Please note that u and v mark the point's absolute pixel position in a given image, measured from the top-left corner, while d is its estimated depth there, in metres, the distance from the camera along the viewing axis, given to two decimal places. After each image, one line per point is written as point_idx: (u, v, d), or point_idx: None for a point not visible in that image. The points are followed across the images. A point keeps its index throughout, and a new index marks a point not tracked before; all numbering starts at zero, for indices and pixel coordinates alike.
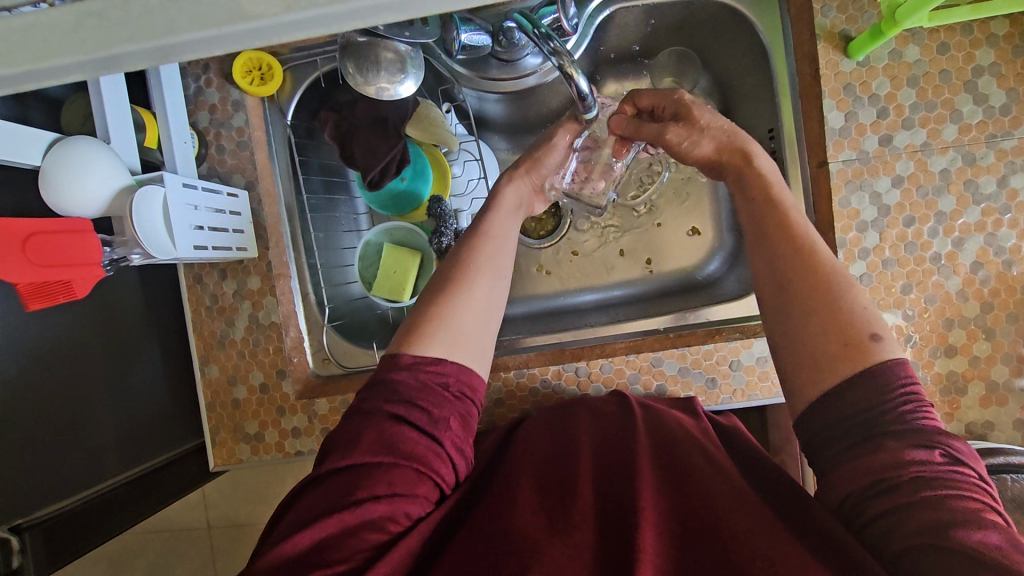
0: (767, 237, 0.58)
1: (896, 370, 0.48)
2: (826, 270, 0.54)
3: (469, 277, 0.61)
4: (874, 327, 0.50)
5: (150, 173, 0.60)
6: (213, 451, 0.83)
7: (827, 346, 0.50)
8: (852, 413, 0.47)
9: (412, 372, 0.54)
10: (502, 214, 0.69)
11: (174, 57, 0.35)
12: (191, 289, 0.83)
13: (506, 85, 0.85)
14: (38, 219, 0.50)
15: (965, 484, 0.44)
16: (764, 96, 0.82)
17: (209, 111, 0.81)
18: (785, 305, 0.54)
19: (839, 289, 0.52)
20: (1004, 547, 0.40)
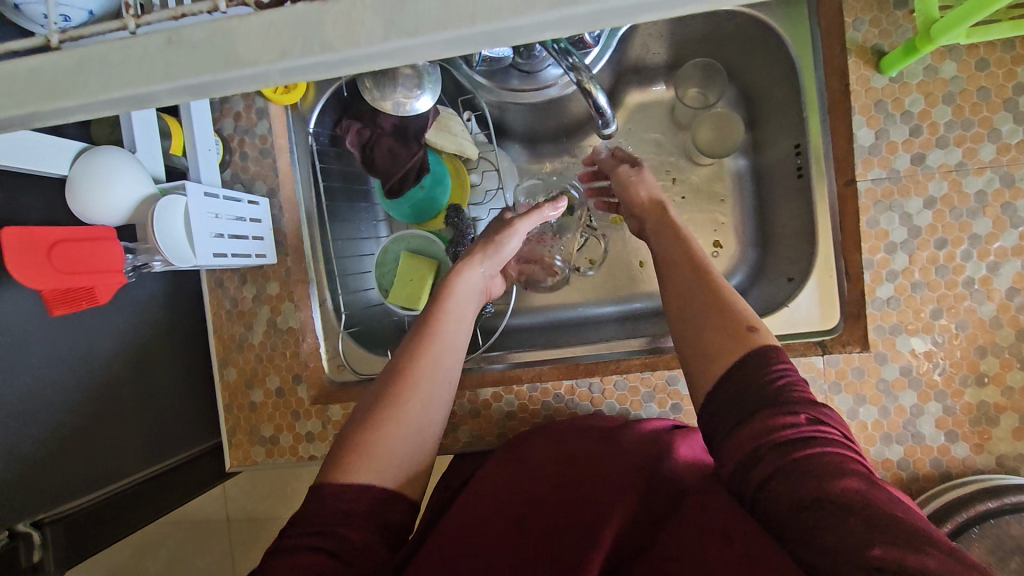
0: (673, 267, 0.68)
1: (770, 354, 0.54)
2: (719, 284, 0.62)
3: (416, 387, 0.61)
4: (753, 322, 0.58)
5: (172, 182, 0.61)
6: (229, 452, 0.84)
7: (714, 338, 0.57)
8: (737, 394, 0.52)
9: (321, 501, 0.50)
10: (457, 303, 0.72)
11: (201, 94, 0.35)
12: (212, 292, 0.84)
13: (528, 95, 0.84)
14: (63, 228, 0.52)
15: (831, 441, 0.48)
16: (790, 109, 0.81)
17: (234, 119, 0.83)
18: (682, 317, 0.62)
19: (723, 297, 0.61)
20: (865, 491, 0.43)
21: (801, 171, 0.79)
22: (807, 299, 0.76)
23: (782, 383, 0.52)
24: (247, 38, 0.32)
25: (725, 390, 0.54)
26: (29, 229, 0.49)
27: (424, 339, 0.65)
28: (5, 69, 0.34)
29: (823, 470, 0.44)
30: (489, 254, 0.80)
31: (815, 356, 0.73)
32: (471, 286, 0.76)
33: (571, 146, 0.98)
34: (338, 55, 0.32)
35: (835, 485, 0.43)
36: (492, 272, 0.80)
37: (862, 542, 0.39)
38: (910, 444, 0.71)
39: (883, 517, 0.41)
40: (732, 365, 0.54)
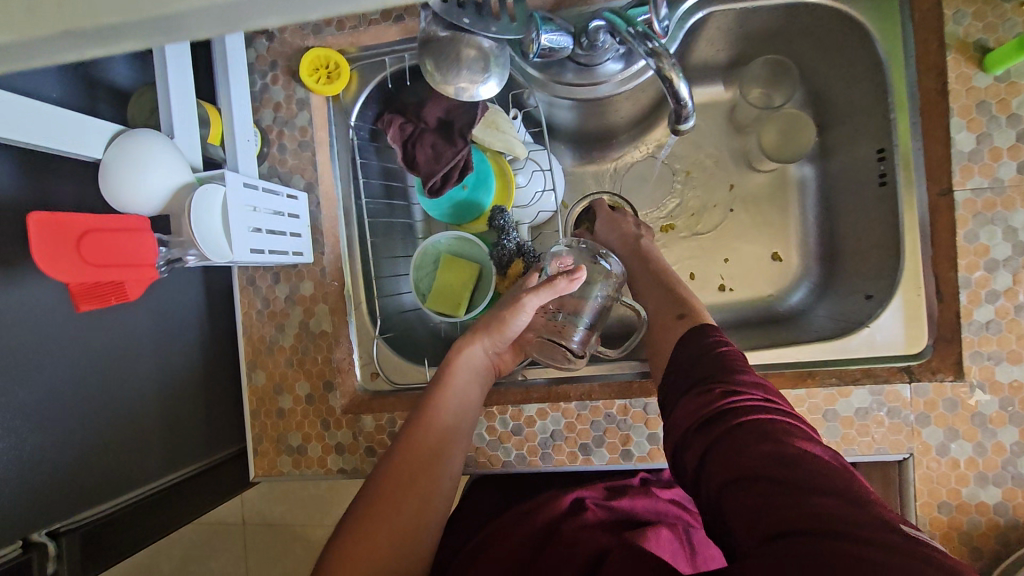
0: (646, 278, 0.77)
1: (706, 335, 0.60)
2: (678, 289, 0.72)
3: (416, 482, 0.61)
4: (693, 313, 0.67)
5: (213, 170, 0.57)
6: (254, 461, 0.79)
7: (664, 335, 0.66)
8: (684, 371, 0.58)
9: None
10: (459, 383, 0.70)
11: (247, 23, 0.31)
12: (243, 291, 0.80)
13: (581, 91, 0.79)
14: (93, 215, 0.47)
15: (752, 408, 0.50)
16: (871, 111, 0.74)
17: (273, 110, 0.79)
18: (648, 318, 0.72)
19: (681, 298, 0.70)
20: (783, 452, 0.44)
21: (884, 178, 0.72)
22: (890, 319, 0.69)
23: (705, 362, 0.56)
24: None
25: (667, 381, 0.60)
26: (56, 215, 0.44)
27: (420, 424, 0.66)
28: None
29: (734, 439, 0.47)
30: (496, 334, 0.74)
31: (900, 384, 0.65)
32: (476, 363, 0.73)
33: (622, 148, 0.93)
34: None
35: (743, 454, 0.45)
36: (500, 349, 0.76)
37: (755, 505, 0.42)
38: (1009, 486, 0.64)
39: (779, 476, 0.42)
40: (677, 345, 0.63)
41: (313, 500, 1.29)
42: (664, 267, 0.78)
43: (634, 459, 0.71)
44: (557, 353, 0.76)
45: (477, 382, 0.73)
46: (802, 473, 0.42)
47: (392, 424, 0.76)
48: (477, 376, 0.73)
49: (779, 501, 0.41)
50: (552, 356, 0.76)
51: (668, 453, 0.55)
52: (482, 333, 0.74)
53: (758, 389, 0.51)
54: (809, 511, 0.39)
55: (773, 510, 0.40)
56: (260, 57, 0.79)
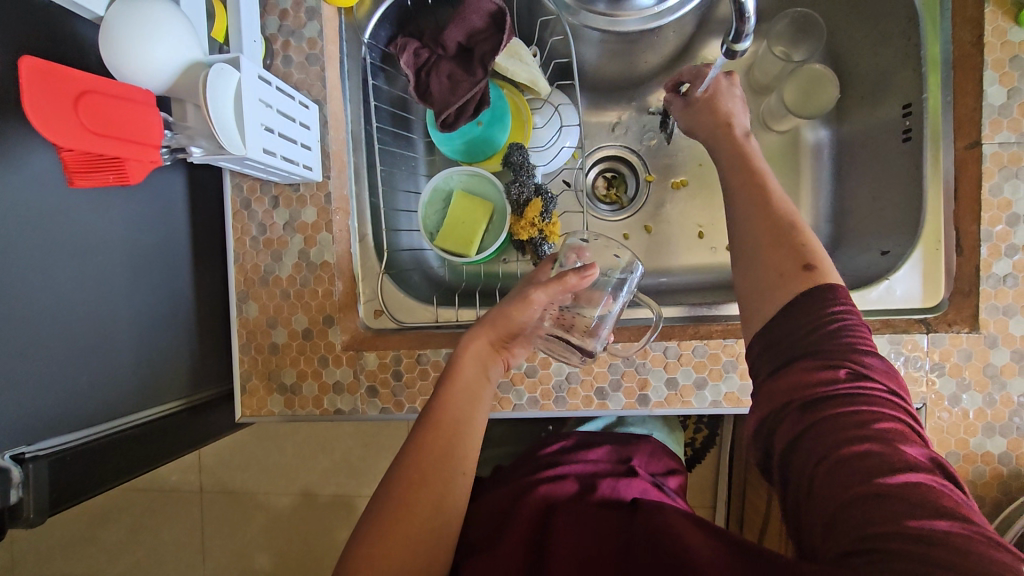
0: (729, 195, 0.58)
1: (830, 293, 0.48)
2: (785, 215, 0.54)
3: (429, 482, 0.51)
4: (813, 257, 0.51)
5: (224, 55, 0.51)
6: (242, 400, 0.73)
7: (765, 283, 0.51)
8: (786, 333, 0.48)
9: None
10: (467, 382, 0.59)
11: None
12: (237, 216, 0.73)
13: (604, 23, 0.75)
14: (94, 76, 0.41)
15: (873, 400, 0.44)
16: (898, 67, 0.74)
17: (279, 18, 0.72)
18: (739, 249, 0.55)
19: (792, 228, 0.53)
20: (885, 455, 0.40)
21: (908, 133, 0.73)
22: (908, 273, 0.70)
23: (819, 330, 0.47)
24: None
25: (759, 339, 0.50)
26: (51, 66, 0.39)
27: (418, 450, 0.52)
28: None
29: (831, 432, 0.43)
30: (501, 325, 0.61)
31: (918, 334, 0.65)
32: (484, 359, 0.62)
33: (638, 100, 0.89)
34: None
35: (837, 453, 0.41)
36: (511, 342, 0.64)
37: (839, 509, 0.39)
38: (1013, 436, 0.65)
39: (876, 484, 0.39)
40: (781, 305, 0.49)
41: (277, 468, 1.22)
42: (767, 183, 0.57)
43: (651, 405, 0.69)
44: (565, 350, 0.67)
45: (487, 380, 0.61)
46: (911, 488, 0.38)
47: (397, 362, 0.71)
48: (483, 375, 0.60)
49: (879, 514, 0.37)
50: (560, 352, 0.67)
51: (750, 423, 0.50)
52: (485, 330, 0.62)
53: (880, 381, 0.45)
54: (915, 531, 0.36)
55: (868, 526, 0.37)
56: None
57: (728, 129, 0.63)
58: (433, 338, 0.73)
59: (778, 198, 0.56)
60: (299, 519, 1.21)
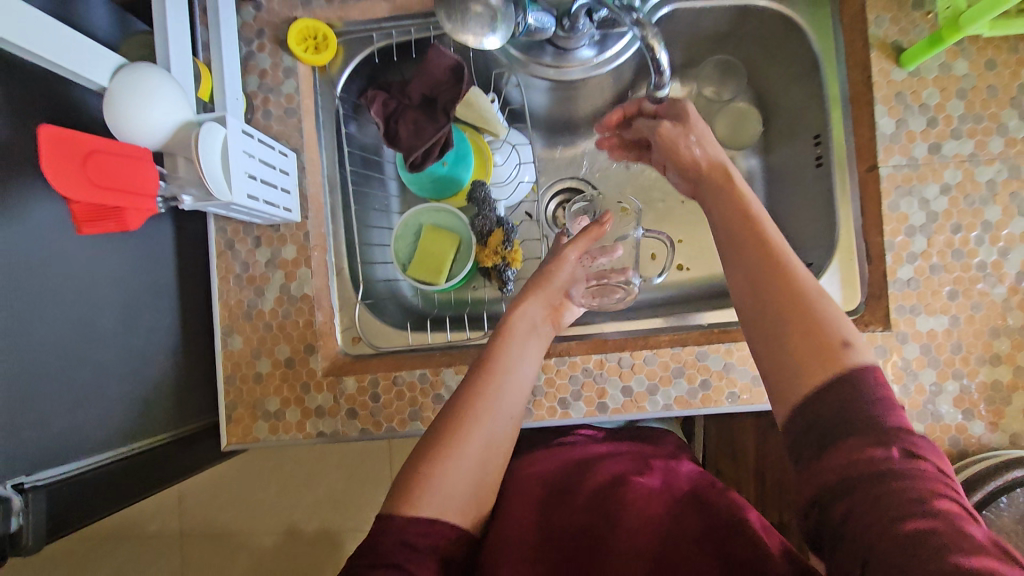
0: (737, 252, 0.56)
1: (866, 374, 0.47)
2: (803, 282, 0.52)
3: (478, 420, 0.58)
4: (844, 332, 0.49)
5: (211, 114, 0.58)
6: (228, 428, 0.77)
7: (796, 359, 0.50)
8: (828, 411, 0.47)
9: (403, 538, 0.50)
10: (512, 338, 0.68)
11: None
12: (221, 256, 0.79)
13: (552, 73, 0.85)
14: (99, 137, 0.47)
15: (928, 480, 0.42)
16: (807, 104, 0.84)
17: (259, 76, 0.79)
18: (760, 318, 0.53)
19: (814, 299, 0.51)
20: (953, 539, 0.38)
21: (820, 160, 0.83)
22: (828, 282, 0.79)
23: (862, 409, 0.46)
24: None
25: (798, 416, 0.49)
26: (64, 132, 0.45)
27: (460, 424, 0.57)
28: None
29: (889, 516, 0.41)
30: (541, 288, 0.73)
31: None
32: (532, 319, 0.71)
33: (590, 138, 0.97)
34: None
35: (900, 541, 0.39)
36: (554, 301, 0.74)
37: None
38: (930, 422, 0.73)
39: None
40: (818, 383, 0.48)
41: (260, 506, 1.23)
42: (780, 245, 0.55)
43: (610, 411, 0.76)
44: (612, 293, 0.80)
45: (534, 335, 0.70)
46: None
47: (375, 384, 0.77)
48: (530, 326, 0.70)
49: None
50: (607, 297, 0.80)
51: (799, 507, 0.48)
52: (538, 290, 0.72)
53: (930, 463, 0.44)
54: None
55: None
56: (246, 25, 0.80)
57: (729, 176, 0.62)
58: (407, 361, 0.79)
59: (790, 253, 0.55)
60: (284, 555, 1.22)
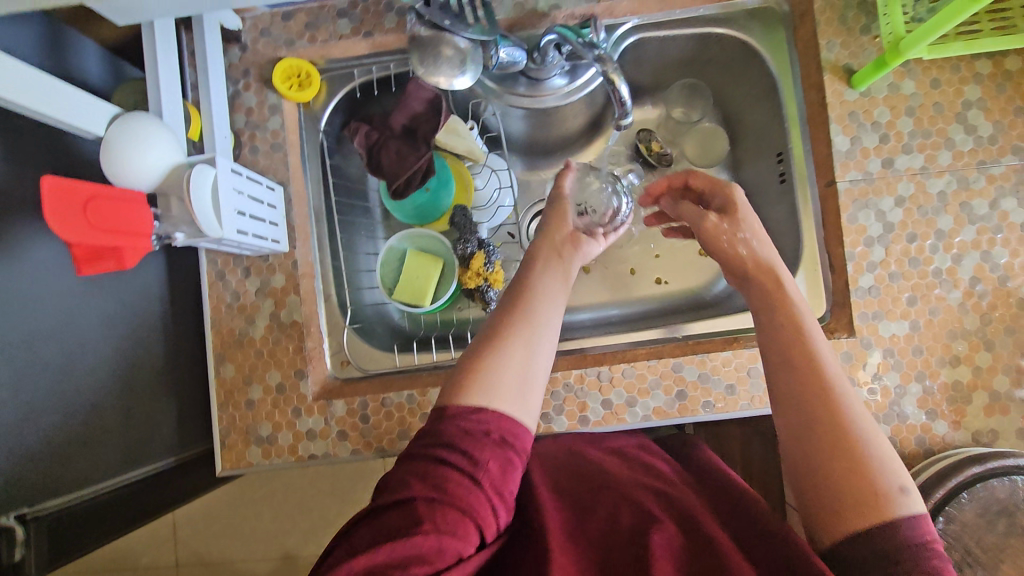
0: (787, 371, 0.58)
1: (917, 527, 0.50)
2: (862, 420, 0.54)
3: (518, 324, 0.62)
4: (901, 479, 0.52)
5: (201, 155, 0.61)
6: (222, 454, 0.79)
7: (845, 496, 0.51)
8: (879, 553, 0.49)
9: (455, 422, 0.55)
10: (549, 259, 0.71)
11: None
12: (212, 286, 0.82)
13: (529, 102, 0.89)
14: (96, 183, 0.50)
15: None
16: (769, 124, 0.89)
17: (245, 114, 0.83)
18: (806, 451, 0.54)
19: (868, 437, 0.53)
20: None
21: (784, 177, 0.87)
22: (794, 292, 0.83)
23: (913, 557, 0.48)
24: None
25: (844, 547, 0.51)
26: (66, 181, 0.47)
27: (503, 344, 0.60)
28: None
29: None
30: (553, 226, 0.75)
31: None
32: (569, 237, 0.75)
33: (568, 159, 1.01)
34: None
35: None
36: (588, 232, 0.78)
37: None
38: (896, 422, 0.76)
39: None
40: (871, 525, 0.50)
41: (256, 531, 1.24)
42: (838, 377, 0.56)
43: (591, 423, 0.79)
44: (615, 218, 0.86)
45: (574, 251, 0.73)
46: None
47: (365, 406, 0.79)
48: (556, 254, 0.72)
49: None
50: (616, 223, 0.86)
51: None
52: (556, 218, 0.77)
53: None
54: None
55: None
56: (232, 66, 0.84)
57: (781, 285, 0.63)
58: (395, 382, 0.81)
59: (847, 387, 0.56)
60: None
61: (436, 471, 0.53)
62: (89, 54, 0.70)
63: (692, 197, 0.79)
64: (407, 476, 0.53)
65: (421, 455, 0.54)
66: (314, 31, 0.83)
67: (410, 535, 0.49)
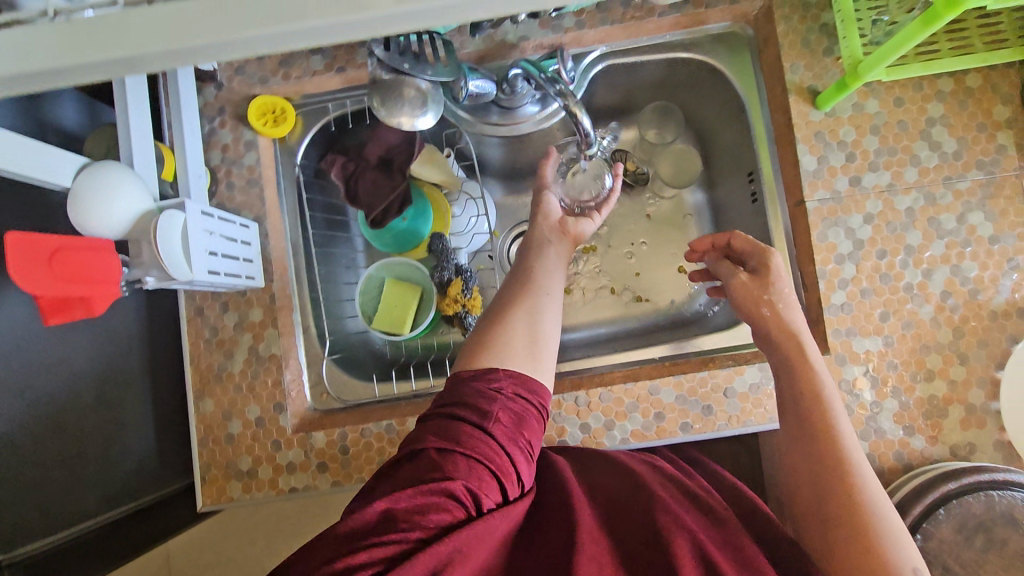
0: (805, 443, 0.60)
1: None
2: (877, 498, 0.55)
3: (522, 306, 0.68)
4: (916, 563, 0.52)
5: (171, 200, 0.62)
6: (203, 489, 0.79)
7: (857, 560, 0.52)
8: None
9: (471, 384, 0.59)
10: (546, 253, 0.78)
11: (252, 51, 0.44)
12: (191, 322, 0.83)
13: (504, 130, 0.90)
14: (64, 235, 0.51)
15: None
16: (740, 144, 0.90)
17: (221, 151, 0.84)
18: (828, 525, 0.55)
19: (881, 508, 0.54)
20: None
21: (755, 196, 0.88)
22: None
23: None
24: (263, 9, 0.41)
25: None
26: (32, 235, 0.48)
27: (509, 318, 0.66)
28: (129, 20, 0.42)
29: None
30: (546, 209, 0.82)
31: None
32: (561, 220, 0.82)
33: None
34: (357, 17, 0.41)
35: None
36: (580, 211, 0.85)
37: None
38: (873, 439, 0.76)
39: None
40: None
41: None
42: (852, 448, 0.58)
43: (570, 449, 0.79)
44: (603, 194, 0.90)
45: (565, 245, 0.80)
46: None
47: (344, 437, 0.79)
48: (545, 241, 0.79)
49: None
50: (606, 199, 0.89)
51: None
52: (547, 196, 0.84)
53: None
54: None
55: None
56: (207, 104, 0.85)
57: (801, 351, 0.65)
58: (374, 413, 0.82)
59: (866, 466, 0.57)
60: None
61: (449, 425, 0.56)
62: (65, 101, 0.72)
63: (737, 259, 0.76)
64: (423, 432, 0.56)
65: (437, 414, 0.58)
66: (288, 67, 0.84)
67: (424, 482, 0.51)
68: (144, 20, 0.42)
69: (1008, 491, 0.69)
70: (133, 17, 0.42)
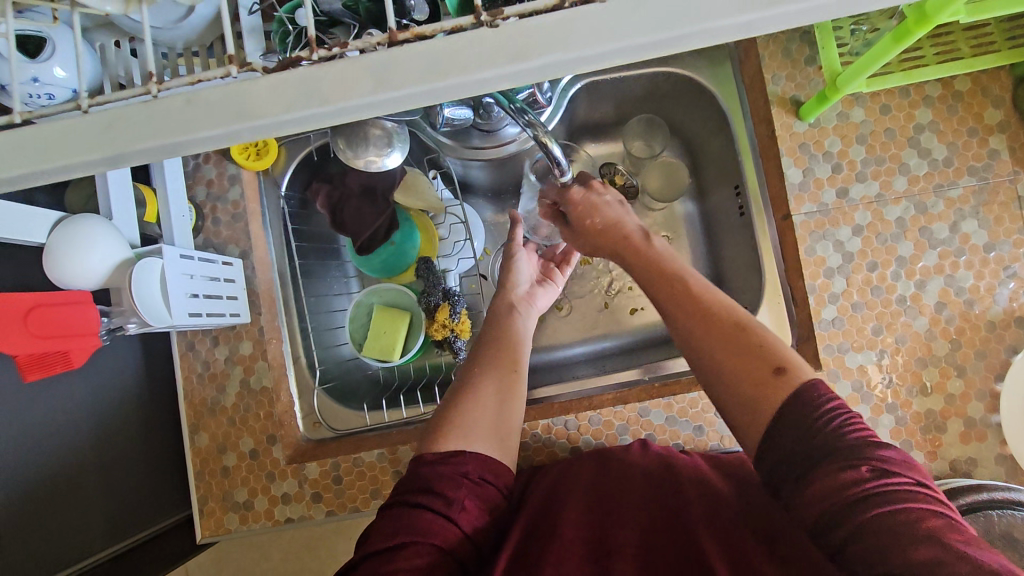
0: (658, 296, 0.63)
1: (814, 394, 0.50)
2: (728, 316, 0.58)
3: (497, 346, 0.74)
4: (782, 359, 0.54)
5: (150, 246, 0.63)
6: (201, 522, 0.81)
7: (744, 386, 0.53)
8: (797, 436, 0.49)
9: (437, 466, 0.58)
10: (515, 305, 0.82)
11: (176, 153, 0.43)
12: (183, 357, 0.84)
13: (489, 152, 0.90)
14: (39, 292, 0.53)
15: (904, 493, 0.44)
16: (726, 156, 0.88)
17: (206, 186, 0.85)
18: (710, 363, 0.57)
19: (741, 326, 0.57)
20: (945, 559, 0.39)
21: (742, 210, 0.86)
22: None
23: (828, 432, 0.48)
24: (156, 121, 0.41)
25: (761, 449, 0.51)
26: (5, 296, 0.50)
27: (479, 395, 0.67)
28: (44, 132, 0.42)
29: (879, 532, 0.42)
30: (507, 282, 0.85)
31: None
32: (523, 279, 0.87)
33: None
34: (248, 126, 0.41)
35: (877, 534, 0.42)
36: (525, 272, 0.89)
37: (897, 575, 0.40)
38: None
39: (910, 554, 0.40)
40: (777, 407, 0.51)
41: None
42: (703, 289, 0.61)
43: None
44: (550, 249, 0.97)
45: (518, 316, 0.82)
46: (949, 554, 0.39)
47: (337, 468, 0.80)
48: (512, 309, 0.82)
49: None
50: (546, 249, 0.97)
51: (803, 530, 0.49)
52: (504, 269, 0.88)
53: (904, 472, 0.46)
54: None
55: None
56: None
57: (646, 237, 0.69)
58: (365, 442, 0.82)
59: (711, 294, 0.60)
60: None
61: (416, 517, 0.54)
62: None
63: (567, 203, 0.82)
64: (386, 524, 0.55)
65: (402, 500, 0.57)
66: None
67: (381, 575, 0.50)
68: (54, 129, 0.42)
69: (1008, 510, 0.67)
70: (46, 133, 0.42)
